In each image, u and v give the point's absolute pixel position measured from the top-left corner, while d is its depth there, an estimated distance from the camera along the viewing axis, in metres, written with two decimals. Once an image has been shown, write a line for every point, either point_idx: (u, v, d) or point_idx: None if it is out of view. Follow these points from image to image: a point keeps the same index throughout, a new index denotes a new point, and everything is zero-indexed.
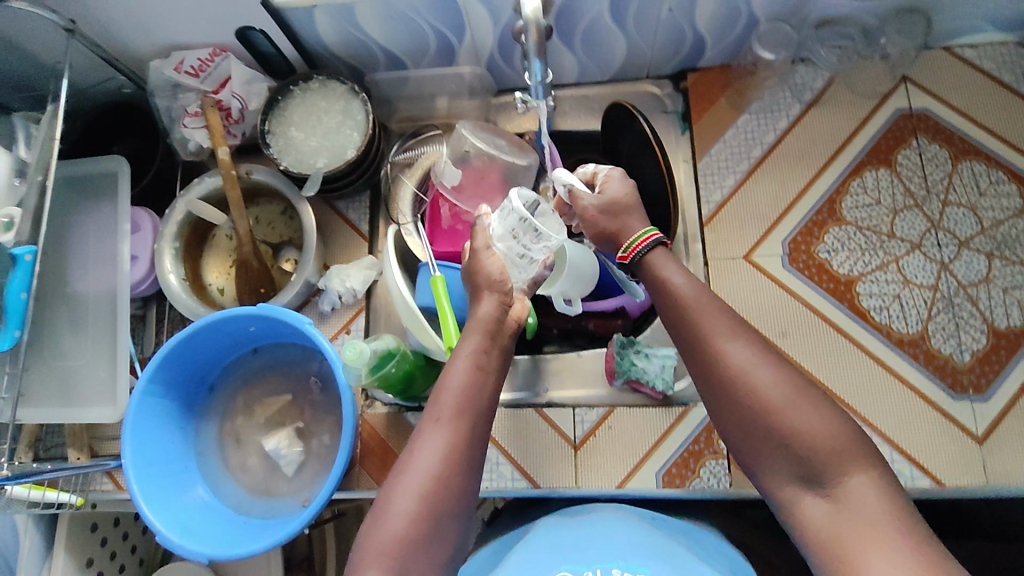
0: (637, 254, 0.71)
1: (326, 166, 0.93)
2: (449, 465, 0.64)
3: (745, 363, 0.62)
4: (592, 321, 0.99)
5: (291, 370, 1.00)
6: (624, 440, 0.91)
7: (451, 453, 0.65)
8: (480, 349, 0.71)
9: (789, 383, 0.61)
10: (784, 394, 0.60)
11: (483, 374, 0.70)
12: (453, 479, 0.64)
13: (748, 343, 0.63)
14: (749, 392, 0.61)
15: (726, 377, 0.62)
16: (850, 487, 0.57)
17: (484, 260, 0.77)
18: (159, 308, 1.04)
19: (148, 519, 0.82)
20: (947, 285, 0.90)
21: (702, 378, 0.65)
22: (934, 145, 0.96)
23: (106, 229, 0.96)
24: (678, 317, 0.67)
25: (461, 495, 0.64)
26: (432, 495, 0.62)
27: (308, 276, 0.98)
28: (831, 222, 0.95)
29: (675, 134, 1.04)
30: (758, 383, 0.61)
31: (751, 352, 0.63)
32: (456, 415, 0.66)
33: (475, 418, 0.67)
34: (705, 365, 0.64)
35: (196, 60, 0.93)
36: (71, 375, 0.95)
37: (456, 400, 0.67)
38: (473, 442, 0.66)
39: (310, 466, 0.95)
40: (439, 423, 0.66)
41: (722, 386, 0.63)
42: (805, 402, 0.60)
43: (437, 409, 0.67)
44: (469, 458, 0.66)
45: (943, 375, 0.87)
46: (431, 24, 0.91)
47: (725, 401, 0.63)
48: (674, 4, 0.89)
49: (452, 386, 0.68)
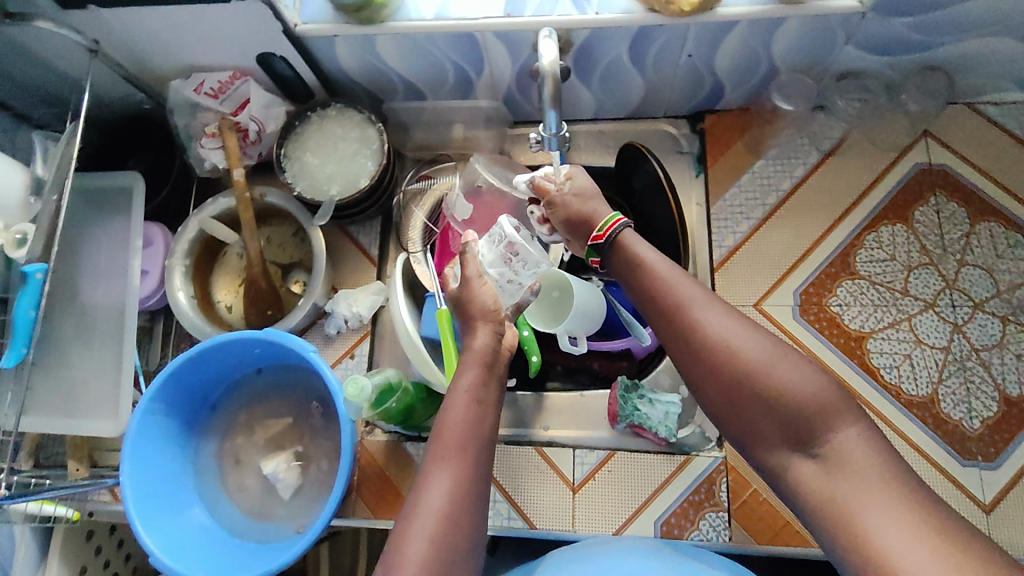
0: (613, 232, 0.73)
1: (339, 194, 0.94)
2: (457, 501, 0.64)
3: (722, 331, 0.63)
4: (597, 361, 1.00)
5: (294, 393, 1.00)
6: (623, 485, 0.91)
7: (457, 493, 0.64)
8: (479, 380, 0.70)
9: (767, 346, 0.62)
10: (763, 356, 0.61)
11: (483, 405, 0.69)
12: (461, 515, 0.64)
13: (723, 311, 0.64)
14: (729, 360, 0.61)
15: (704, 349, 0.63)
16: (838, 442, 0.57)
17: (478, 289, 0.75)
18: (166, 323, 1.04)
19: (143, 542, 0.82)
20: (959, 347, 0.90)
21: (680, 352, 0.65)
22: (953, 203, 0.95)
23: (118, 242, 0.96)
24: (657, 287, 0.67)
25: (468, 532, 0.64)
26: (442, 537, 0.62)
27: (315, 299, 0.98)
28: (844, 275, 0.94)
29: (690, 175, 1.03)
30: (738, 348, 0.62)
31: (727, 319, 0.64)
32: (461, 452, 0.66)
33: (478, 452, 0.67)
34: (683, 337, 0.64)
35: (217, 82, 0.94)
36: (73, 386, 0.94)
37: (459, 438, 0.66)
38: (475, 477, 0.66)
39: (307, 491, 0.95)
40: (445, 463, 0.65)
41: (702, 358, 0.63)
42: (783, 358, 0.61)
43: (441, 447, 0.66)
44: (475, 493, 0.65)
45: (951, 440, 0.87)
46: (450, 57, 0.91)
47: (705, 375, 0.63)
48: (694, 50, 0.88)
49: (454, 424, 0.67)
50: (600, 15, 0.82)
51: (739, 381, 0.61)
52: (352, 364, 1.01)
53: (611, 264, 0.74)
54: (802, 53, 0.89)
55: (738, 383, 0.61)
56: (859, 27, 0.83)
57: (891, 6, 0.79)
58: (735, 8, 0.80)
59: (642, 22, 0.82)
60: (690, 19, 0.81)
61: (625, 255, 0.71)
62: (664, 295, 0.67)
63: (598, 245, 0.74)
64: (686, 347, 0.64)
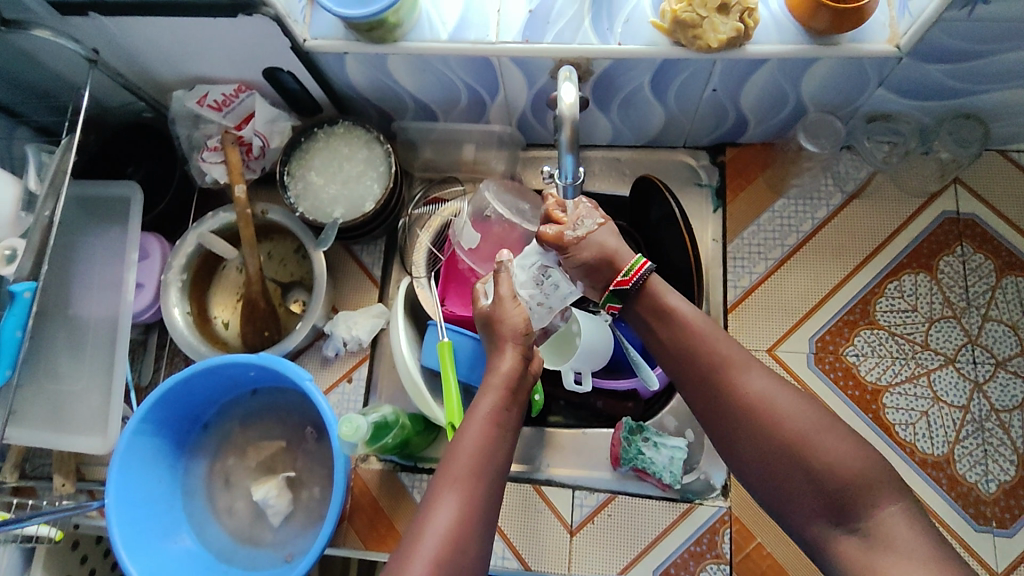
0: (639, 278, 0.68)
1: (343, 217, 0.91)
2: (465, 526, 0.58)
3: (762, 394, 0.60)
4: (601, 400, 0.97)
5: (289, 416, 0.98)
6: (623, 530, 0.89)
7: (467, 517, 0.59)
8: (499, 404, 0.66)
9: (810, 412, 0.58)
10: (806, 423, 0.57)
11: (501, 428, 0.65)
12: (467, 542, 0.58)
13: (763, 373, 0.61)
14: (767, 425, 0.58)
15: (739, 411, 0.60)
16: (881, 518, 0.53)
17: (508, 309, 0.71)
18: (161, 336, 1.01)
19: (125, 566, 0.80)
20: (978, 408, 0.86)
21: (715, 414, 0.62)
22: (979, 255, 0.92)
23: (114, 253, 0.93)
24: (692, 340, 0.65)
25: (473, 565, 0.58)
26: (447, 562, 0.56)
27: (315, 321, 0.94)
28: (863, 323, 0.91)
29: (708, 210, 0.99)
30: (779, 412, 0.58)
31: (768, 381, 0.61)
32: (473, 474, 0.61)
33: (489, 475, 0.62)
34: (719, 398, 0.62)
35: (221, 94, 0.91)
36: (63, 400, 0.92)
37: (474, 462, 0.61)
38: (487, 505, 0.61)
39: (298, 518, 0.92)
40: (455, 484, 0.60)
41: (739, 422, 0.60)
42: (828, 428, 0.57)
43: (453, 466, 0.61)
44: (484, 522, 0.60)
45: (965, 503, 0.83)
46: (464, 80, 0.88)
47: (742, 440, 0.59)
48: (718, 85, 0.85)
49: (471, 446, 0.62)
50: (622, 46, 0.78)
51: (779, 447, 0.57)
52: (349, 389, 0.98)
53: (630, 310, 0.70)
54: (832, 93, 0.86)
55: (773, 451, 0.57)
56: (894, 72, 0.80)
57: (929, 53, 0.76)
58: (766, 46, 0.76)
59: (667, 55, 0.78)
60: (718, 55, 0.77)
61: (654, 301, 0.68)
62: (699, 349, 0.64)
63: (620, 291, 0.69)
64: (722, 409, 0.61)
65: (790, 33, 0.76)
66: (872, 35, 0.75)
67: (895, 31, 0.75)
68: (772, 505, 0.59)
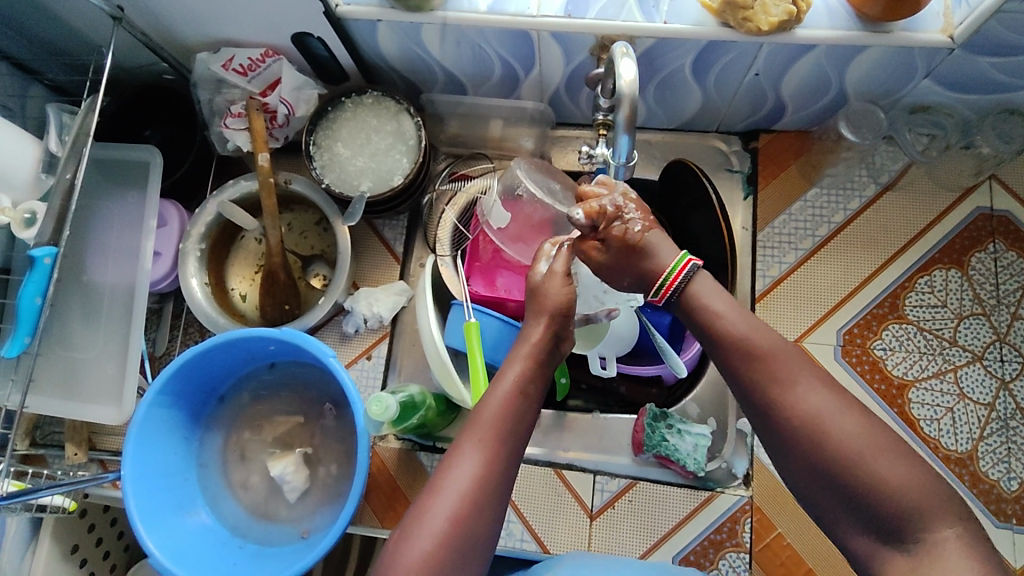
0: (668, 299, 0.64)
1: (370, 190, 0.88)
2: (484, 486, 0.57)
3: (819, 413, 0.54)
4: (625, 385, 0.97)
5: (307, 391, 0.96)
6: (644, 516, 0.89)
7: (485, 479, 0.58)
8: (529, 366, 0.63)
9: (868, 431, 0.53)
10: (864, 447, 0.52)
11: (531, 392, 0.62)
12: (484, 503, 0.57)
13: (821, 392, 0.55)
14: (820, 445, 0.53)
15: (788, 424, 0.55)
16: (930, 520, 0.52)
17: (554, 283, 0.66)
18: (176, 305, 0.99)
19: (141, 540, 0.79)
20: (1004, 405, 0.86)
21: (762, 424, 0.58)
22: (1011, 253, 0.91)
23: (131, 219, 0.91)
24: (745, 352, 0.58)
25: (488, 527, 0.58)
26: (464, 521, 0.56)
27: (338, 297, 0.92)
28: (891, 318, 0.90)
29: (738, 196, 0.98)
30: (836, 436, 0.53)
31: (827, 397, 0.55)
32: (495, 436, 0.59)
33: (511, 437, 0.60)
34: (768, 414, 0.56)
35: (247, 59, 0.88)
36: (78, 368, 0.90)
37: (496, 426, 0.60)
38: (505, 469, 0.59)
39: (314, 495, 0.91)
40: (475, 444, 0.59)
41: (786, 437, 0.55)
42: (888, 451, 0.52)
43: (474, 428, 0.60)
44: (503, 483, 0.59)
45: (986, 500, 0.84)
46: (499, 53, 0.85)
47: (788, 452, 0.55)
48: (761, 69, 0.82)
49: (495, 410, 0.60)
50: (668, 25, 0.76)
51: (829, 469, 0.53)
52: (368, 365, 0.96)
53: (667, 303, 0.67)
54: (876, 82, 0.84)
55: (813, 465, 0.53)
56: (943, 63, 0.78)
57: (982, 45, 0.74)
58: (816, 32, 0.74)
59: (714, 36, 0.75)
60: (767, 39, 0.75)
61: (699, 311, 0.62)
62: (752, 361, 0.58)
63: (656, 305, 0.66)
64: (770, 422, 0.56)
65: (842, 17, 0.74)
66: (925, 24, 0.74)
67: (949, 21, 0.73)
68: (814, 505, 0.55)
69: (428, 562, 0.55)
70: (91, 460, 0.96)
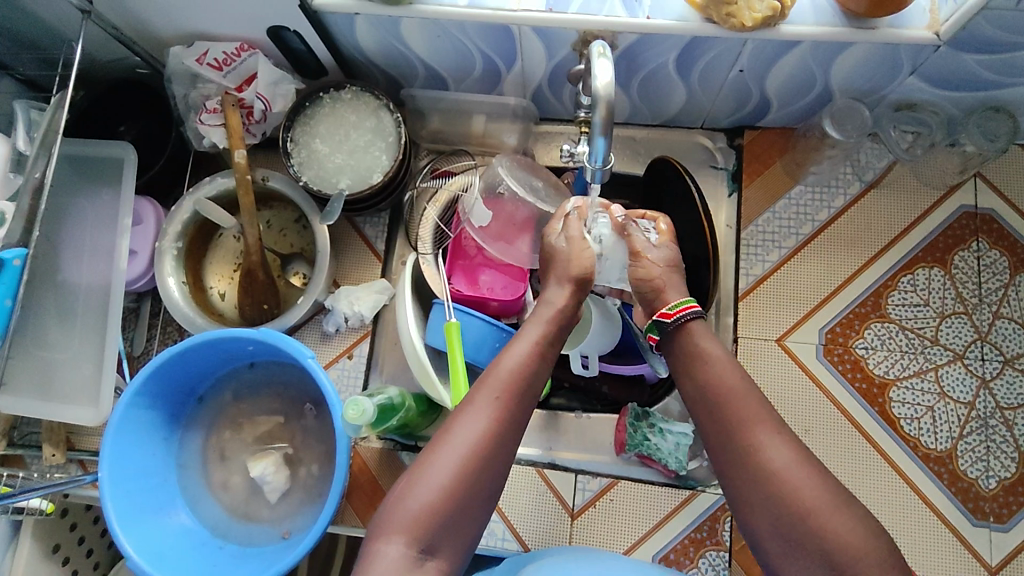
0: (680, 318, 0.70)
1: (349, 188, 0.87)
2: (490, 443, 0.60)
3: (781, 464, 0.59)
4: (607, 385, 0.95)
5: (287, 391, 0.95)
6: (625, 516, 0.89)
7: (494, 433, 0.60)
8: (537, 337, 0.68)
9: (825, 488, 0.57)
10: (817, 502, 0.57)
11: (538, 361, 0.66)
12: (490, 458, 0.59)
13: (787, 437, 0.60)
14: (778, 491, 0.58)
15: (748, 466, 0.60)
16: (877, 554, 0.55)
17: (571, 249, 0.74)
18: (154, 304, 0.98)
19: (119, 541, 0.78)
20: (984, 404, 0.87)
21: (730, 467, 0.62)
22: (994, 251, 0.91)
23: (106, 218, 0.89)
24: (720, 400, 0.64)
25: (493, 481, 0.60)
26: (471, 470, 0.58)
27: (317, 296, 0.90)
28: (874, 317, 0.90)
29: (723, 194, 0.97)
30: (797, 485, 0.57)
31: (793, 452, 0.59)
32: (504, 396, 0.62)
33: (519, 399, 0.63)
34: (734, 455, 0.61)
35: (221, 53, 0.86)
36: (54, 369, 0.88)
37: (509, 384, 0.63)
38: (514, 427, 0.62)
39: (295, 496, 0.91)
40: (484, 402, 0.61)
41: (753, 479, 0.59)
42: (842, 505, 0.56)
43: (487, 386, 0.63)
44: (508, 443, 0.61)
45: (964, 499, 0.84)
46: (480, 48, 0.83)
47: (745, 493, 0.60)
48: (745, 66, 0.81)
49: (511, 368, 0.64)
50: (651, 20, 0.74)
51: (784, 510, 0.57)
52: (350, 364, 0.95)
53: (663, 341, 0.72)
54: (861, 79, 0.83)
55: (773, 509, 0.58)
56: (929, 60, 0.77)
57: (969, 42, 0.73)
58: (801, 27, 0.73)
59: (697, 32, 0.74)
60: (750, 35, 0.73)
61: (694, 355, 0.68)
62: (728, 404, 0.63)
63: (662, 323, 0.71)
64: (733, 464, 0.61)
65: (827, 12, 0.73)
66: (911, 20, 0.72)
67: (935, 17, 0.72)
68: (764, 544, 0.59)
69: (433, 509, 0.57)
70: (69, 461, 0.95)
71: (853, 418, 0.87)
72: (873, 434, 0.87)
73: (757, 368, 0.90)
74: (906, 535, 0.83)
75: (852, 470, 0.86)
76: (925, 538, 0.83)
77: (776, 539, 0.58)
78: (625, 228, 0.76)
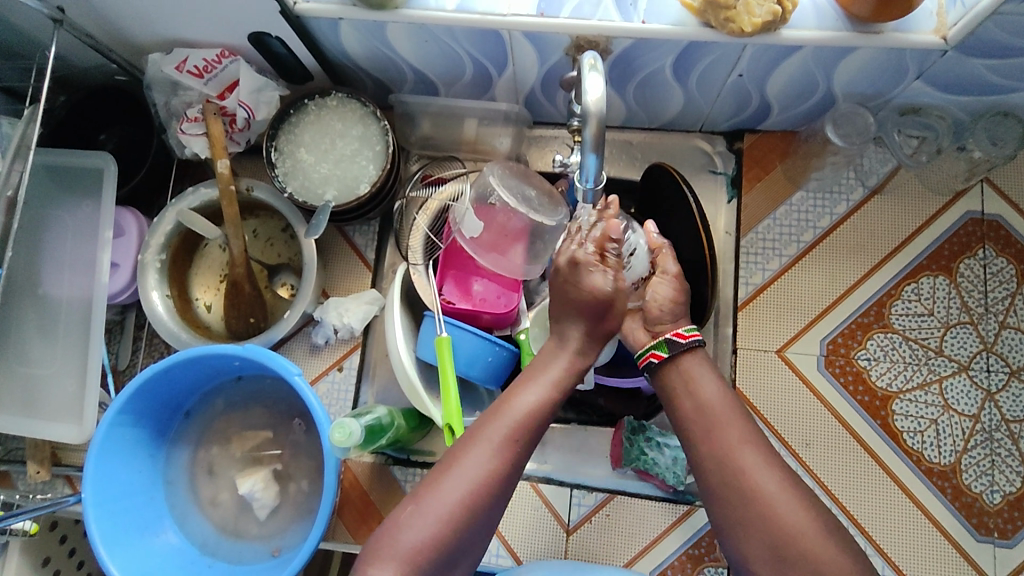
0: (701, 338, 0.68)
1: (335, 199, 0.85)
2: (496, 482, 0.58)
3: (769, 489, 0.58)
4: (603, 398, 0.92)
5: (275, 405, 0.93)
6: (621, 531, 0.87)
7: (499, 473, 0.58)
8: (557, 376, 0.66)
9: (811, 514, 0.57)
10: (805, 526, 0.56)
11: (555, 402, 0.64)
12: (494, 497, 0.58)
13: (769, 460, 0.60)
14: (767, 516, 0.57)
15: (736, 489, 0.59)
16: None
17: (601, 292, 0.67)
18: (139, 316, 0.96)
19: (103, 564, 0.76)
20: (989, 417, 0.84)
21: (719, 494, 0.60)
22: (1001, 259, 0.88)
23: (86, 230, 0.86)
24: (710, 422, 0.63)
25: (489, 518, 0.58)
26: (472, 507, 0.57)
27: (304, 309, 0.88)
28: (876, 327, 0.88)
29: (721, 200, 0.94)
30: (780, 507, 0.57)
31: (774, 473, 0.59)
32: (517, 436, 0.60)
33: (530, 440, 0.61)
34: (723, 479, 0.60)
35: (202, 60, 0.83)
36: (36, 385, 0.86)
37: (521, 423, 0.61)
38: (519, 467, 0.60)
39: (285, 512, 0.89)
40: (497, 439, 0.60)
41: (741, 504, 0.58)
42: (828, 532, 0.56)
43: (498, 423, 0.61)
44: (513, 481, 0.60)
45: (968, 514, 0.82)
46: (470, 53, 0.80)
47: (733, 516, 0.59)
48: (746, 71, 0.78)
49: (527, 406, 0.62)
50: (646, 25, 0.71)
51: (772, 535, 0.56)
52: (339, 377, 0.93)
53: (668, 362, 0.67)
54: (865, 84, 0.80)
55: (765, 535, 0.57)
56: (935, 65, 0.74)
57: (977, 47, 0.70)
58: (803, 32, 0.69)
59: (695, 37, 0.71)
60: (750, 40, 0.70)
61: (673, 382, 0.67)
62: (718, 427, 0.62)
63: (672, 343, 0.68)
64: (722, 487, 0.60)
65: (829, 16, 0.70)
66: (918, 24, 0.69)
67: (943, 21, 0.69)
68: (752, 568, 0.57)
69: (429, 542, 0.56)
70: (56, 477, 0.93)
71: (854, 431, 0.85)
72: (875, 448, 0.85)
73: (757, 381, 0.88)
74: (908, 551, 0.82)
75: (853, 485, 0.84)
76: (927, 554, 0.81)
77: (764, 563, 0.57)
78: (658, 251, 0.76)
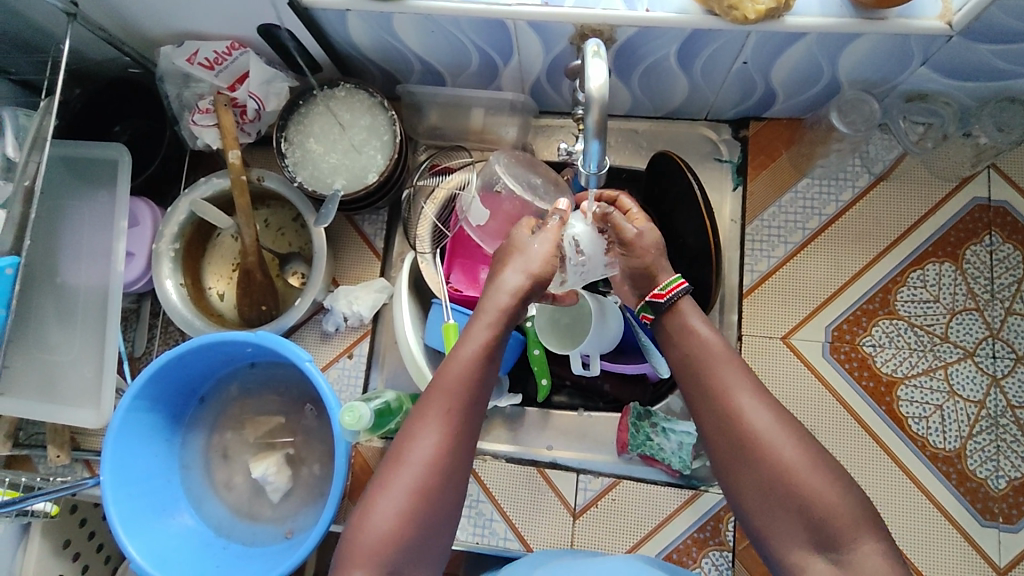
0: (673, 295, 0.66)
1: (344, 188, 0.86)
2: (446, 459, 0.58)
3: (761, 428, 0.57)
4: (609, 382, 0.94)
5: (287, 390, 0.95)
6: (627, 514, 0.88)
7: (447, 451, 0.59)
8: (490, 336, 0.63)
9: (808, 449, 0.56)
10: (798, 462, 0.56)
11: (490, 362, 0.63)
12: (448, 475, 0.58)
13: (765, 401, 0.59)
14: (761, 455, 0.56)
15: (729, 429, 0.59)
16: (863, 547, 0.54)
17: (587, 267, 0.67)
18: (154, 304, 0.98)
19: (125, 550, 0.79)
20: (994, 403, 0.85)
21: (714, 436, 0.60)
22: (1008, 245, 0.88)
23: (103, 219, 0.88)
24: (708, 375, 0.62)
25: (452, 496, 0.59)
26: (427, 492, 0.57)
27: (315, 296, 0.89)
28: (882, 313, 0.88)
29: (726, 188, 0.95)
30: (774, 452, 0.56)
31: (768, 413, 0.58)
32: (455, 409, 0.60)
33: (470, 409, 0.61)
34: (720, 420, 0.60)
35: (212, 52, 0.85)
36: (55, 371, 0.88)
37: (456, 394, 0.60)
38: (465, 437, 0.60)
39: (297, 495, 0.91)
40: (436, 418, 0.59)
41: (736, 448, 0.58)
42: (834, 480, 0.55)
43: (436, 401, 0.60)
44: (465, 452, 0.60)
45: (973, 499, 0.83)
46: (475, 42, 0.81)
47: (727, 456, 0.59)
48: (750, 58, 0.79)
49: (458, 376, 0.61)
50: (651, 13, 0.71)
51: (765, 474, 0.56)
52: (350, 364, 0.95)
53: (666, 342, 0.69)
54: (870, 71, 0.80)
55: (758, 473, 0.56)
56: (941, 50, 0.74)
57: (981, 33, 0.70)
58: (806, 19, 0.70)
59: (699, 25, 0.71)
60: (754, 27, 0.70)
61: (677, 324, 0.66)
62: (709, 371, 0.62)
63: (654, 304, 0.67)
64: (715, 433, 0.60)
65: (834, 4, 0.70)
66: (921, 10, 0.69)
67: (948, 7, 0.69)
68: (746, 506, 0.57)
69: (396, 536, 0.56)
70: (75, 461, 0.95)
71: (858, 416, 0.86)
72: (878, 432, 0.85)
73: (763, 367, 0.88)
74: (911, 537, 0.82)
75: (857, 469, 0.85)
76: (930, 537, 0.82)
77: (757, 500, 0.57)
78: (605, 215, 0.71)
